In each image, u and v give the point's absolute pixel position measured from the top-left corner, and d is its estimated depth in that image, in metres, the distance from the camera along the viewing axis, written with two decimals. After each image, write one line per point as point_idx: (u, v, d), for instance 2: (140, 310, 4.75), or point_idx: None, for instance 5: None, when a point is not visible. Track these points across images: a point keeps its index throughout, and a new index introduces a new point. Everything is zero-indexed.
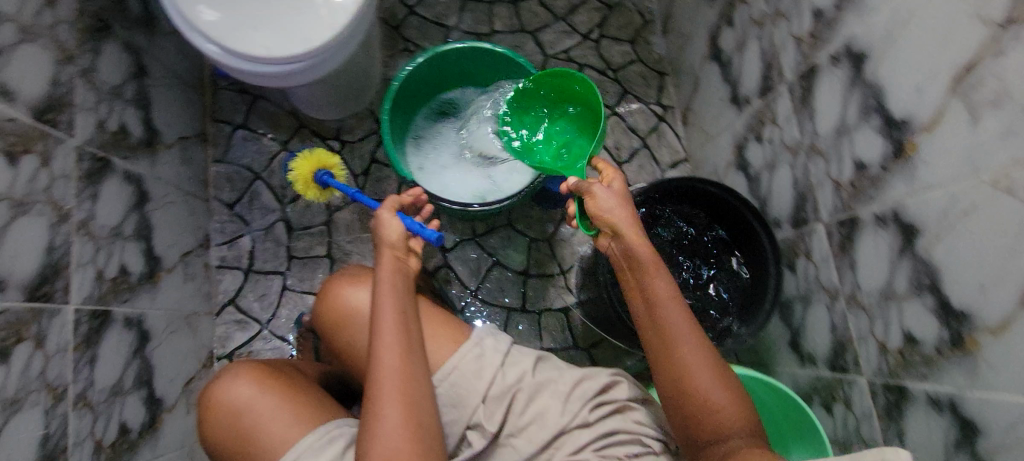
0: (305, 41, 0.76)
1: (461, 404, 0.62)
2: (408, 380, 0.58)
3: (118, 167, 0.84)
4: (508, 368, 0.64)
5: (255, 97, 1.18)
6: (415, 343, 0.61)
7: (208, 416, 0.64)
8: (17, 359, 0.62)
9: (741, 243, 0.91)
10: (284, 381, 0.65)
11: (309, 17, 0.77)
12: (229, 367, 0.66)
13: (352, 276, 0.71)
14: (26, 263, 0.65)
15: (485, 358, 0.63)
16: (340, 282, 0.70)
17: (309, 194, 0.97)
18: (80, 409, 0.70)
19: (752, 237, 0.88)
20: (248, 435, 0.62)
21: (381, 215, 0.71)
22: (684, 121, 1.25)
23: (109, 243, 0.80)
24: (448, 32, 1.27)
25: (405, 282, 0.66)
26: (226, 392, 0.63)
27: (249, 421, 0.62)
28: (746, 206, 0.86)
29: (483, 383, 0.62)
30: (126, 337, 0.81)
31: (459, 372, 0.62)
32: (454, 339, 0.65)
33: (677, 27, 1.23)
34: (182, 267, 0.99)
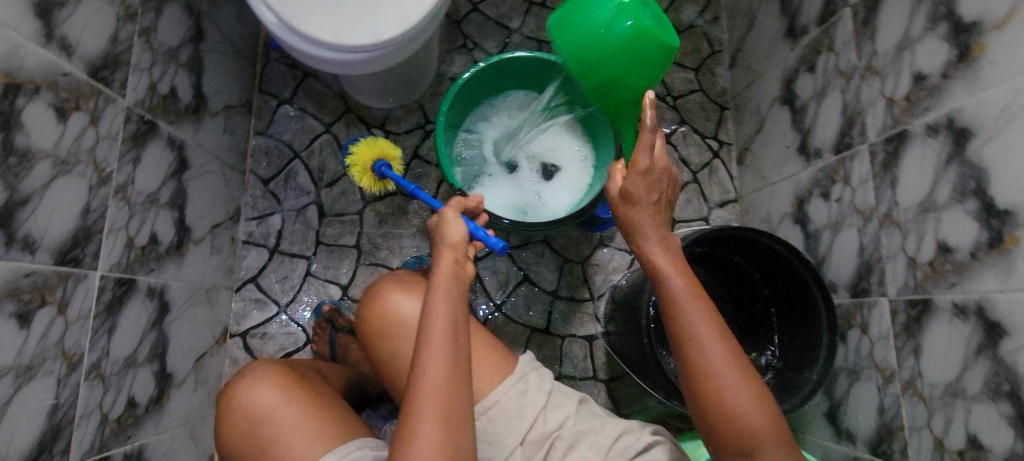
0: (371, 34, 0.72)
1: (497, 443, 0.59)
2: (450, 395, 0.54)
3: (163, 132, 0.81)
4: (551, 411, 0.60)
5: (304, 74, 1.15)
6: (462, 361, 0.56)
7: (228, 413, 0.63)
8: (37, 324, 0.59)
9: (786, 294, 0.85)
10: (311, 390, 0.65)
11: (378, 8, 0.73)
12: (255, 367, 0.66)
13: (403, 282, 0.69)
14: (60, 224, 0.62)
15: (529, 395, 0.60)
16: (390, 287, 0.68)
17: (365, 183, 0.94)
18: (92, 380, 0.67)
19: (801, 290, 0.81)
20: (269, 445, 0.61)
21: (443, 214, 0.67)
22: (740, 161, 1.20)
23: (144, 210, 0.77)
24: (509, 34, 1.23)
25: (460, 287, 0.62)
26: (251, 392, 0.63)
27: (271, 426, 0.61)
28: (806, 267, 0.78)
29: (523, 424, 0.59)
30: (147, 307, 0.78)
31: (501, 408, 0.59)
32: (502, 368, 0.61)
33: (747, 62, 1.17)
34: (211, 239, 0.97)
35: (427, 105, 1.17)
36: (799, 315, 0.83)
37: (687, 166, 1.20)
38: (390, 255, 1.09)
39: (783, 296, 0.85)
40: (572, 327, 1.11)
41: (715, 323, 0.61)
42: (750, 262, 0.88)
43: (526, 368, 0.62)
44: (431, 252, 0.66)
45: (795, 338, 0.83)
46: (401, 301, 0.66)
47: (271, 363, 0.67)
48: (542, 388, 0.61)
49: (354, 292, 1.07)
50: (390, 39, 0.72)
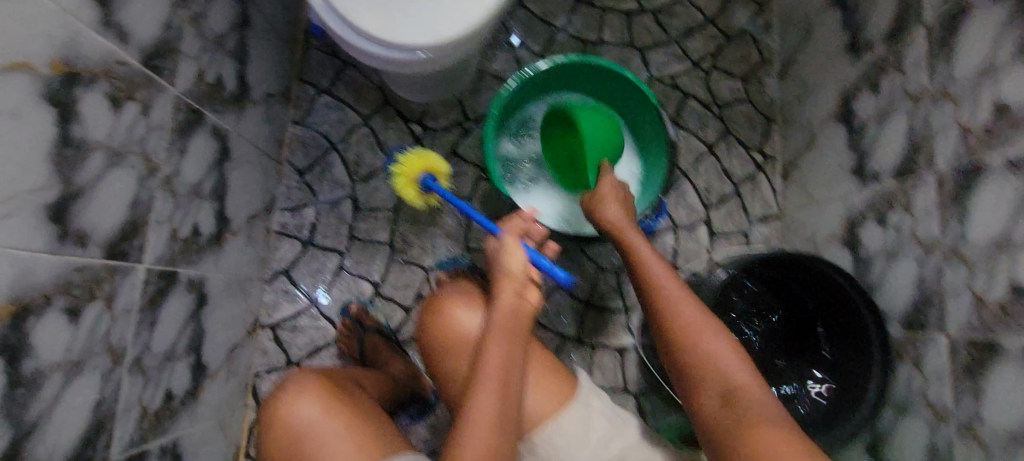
0: (418, 36, 0.70)
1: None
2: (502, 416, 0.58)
3: (208, 122, 0.79)
4: (612, 440, 0.65)
5: (344, 64, 1.13)
6: (515, 392, 0.60)
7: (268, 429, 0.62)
8: (86, 319, 0.58)
9: (835, 322, 0.82)
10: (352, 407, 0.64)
11: (430, 10, 0.71)
12: (291, 382, 0.64)
13: (467, 295, 0.72)
14: (111, 217, 0.60)
15: (592, 422, 0.64)
16: (453, 300, 0.71)
17: (411, 198, 0.97)
18: (133, 373, 0.67)
19: (853, 318, 0.79)
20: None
21: (505, 242, 0.69)
22: (785, 176, 1.16)
23: (188, 201, 0.76)
24: (554, 32, 1.19)
25: (519, 311, 0.65)
26: (294, 409, 0.61)
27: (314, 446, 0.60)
28: (861, 296, 0.77)
29: (586, 452, 0.63)
30: (187, 300, 0.77)
31: (568, 431, 0.63)
32: (564, 394, 0.65)
33: (800, 74, 1.13)
34: (247, 230, 0.96)
35: (466, 102, 1.14)
36: (847, 344, 0.80)
37: (731, 178, 1.16)
38: (423, 254, 1.07)
39: (831, 323, 0.83)
40: (601, 337, 1.09)
41: (693, 301, 0.69)
42: (796, 281, 0.85)
43: (589, 393, 0.67)
44: (493, 277, 0.69)
45: (840, 368, 0.81)
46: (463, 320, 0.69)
47: (310, 373, 0.66)
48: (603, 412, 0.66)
49: (385, 289, 1.06)
50: (437, 44, 0.70)
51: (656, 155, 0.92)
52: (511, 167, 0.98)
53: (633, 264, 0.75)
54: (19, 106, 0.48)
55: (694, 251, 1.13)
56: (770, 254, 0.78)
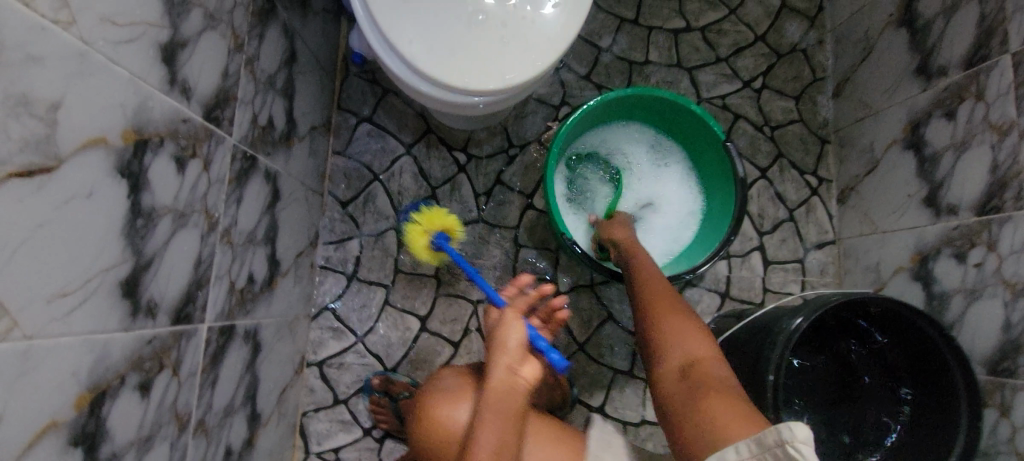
0: (472, 80, 0.68)
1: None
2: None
3: (262, 166, 0.77)
4: None
5: (385, 90, 1.09)
6: None
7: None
8: (156, 390, 0.56)
9: (918, 364, 0.78)
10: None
11: (485, 53, 0.69)
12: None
13: (454, 392, 0.74)
14: (177, 281, 0.58)
15: None
16: (440, 402, 0.73)
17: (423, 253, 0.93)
18: (197, 436, 0.64)
19: (938, 361, 0.75)
20: None
21: (505, 318, 0.67)
22: (841, 200, 1.12)
23: (243, 250, 0.73)
24: (599, 53, 1.15)
25: (509, 401, 0.63)
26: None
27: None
28: (944, 341, 0.74)
29: None
30: (243, 351, 0.75)
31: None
32: None
33: (857, 95, 1.09)
34: (295, 269, 0.93)
35: (510, 128, 1.11)
36: (931, 387, 0.77)
37: (784, 203, 1.12)
38: (470, 287, 1.05)
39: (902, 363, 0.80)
40: None
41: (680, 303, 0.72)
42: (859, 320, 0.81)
43: (599, 453, 0.71)
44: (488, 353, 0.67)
45: (923, 412, 0.77)
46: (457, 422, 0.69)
47: None
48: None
49: (432, 324, 1.03)
50: (492, 89, 0.69)
51: (720, 188, 0.90)
52: (566, 200, 0.94)
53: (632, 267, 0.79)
54: (95, 184, 0.45)
55: (748, 279, 1.09)
56: (856, 297, 0.75)
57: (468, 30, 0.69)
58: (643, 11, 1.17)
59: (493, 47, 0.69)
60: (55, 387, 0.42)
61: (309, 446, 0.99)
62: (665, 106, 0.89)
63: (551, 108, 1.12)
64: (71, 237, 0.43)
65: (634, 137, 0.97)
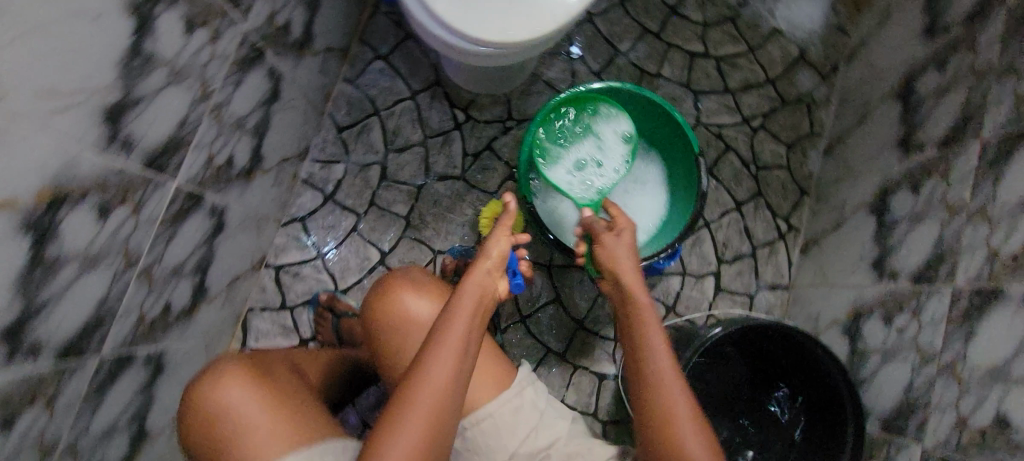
0: (480, 29, 0.73)
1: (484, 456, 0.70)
2: (439, 418, 0.61)
3: (267, 62, 0.82)
4: (542, 432, 0.71)
5: (407, 36, 1.15)
6: (466, 372, 0.65)
7: (191, 418, 0.69)
8: (112, 219, 0.61)
9: (819, 401, 0.83)
10: (276, 393, 0.71)
11: (499, 8, 0.74)
12: (214, 375, 0.70)
13: (419, 285, 0.79)
14: (159, 131, 0.63)
15: (521, 413, 0.71)
16: (406, 287, 0.78)
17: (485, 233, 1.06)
18: (140, 280, 0.69)
19: (836, 403, 0.80)
20: (229, 436, 0.67)
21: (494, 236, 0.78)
22: (803, 250, 1.16)
23: (230, 132, 0.79)
24: (615, 54, 1.20)
25: (484, 295, 0.72)
26: (219, 393, 0.68)
27: (242, 444, 0.67)
28: (845, 383, 0.78)
29: (515, 441, 0.69)
30: (204, 224, 0.80)
31: (504, 418, 0.70)
32: (500, 381, 0.73)
33: (844, 156, 1.13)
34: (276, 172, 0.99)
35: (513, 101, 1.16)
36: (822, 423, 0.83)
37: (751, 239, 1.17)
38: (435, 236, 1.10)
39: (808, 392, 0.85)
40: (583, 359, 1.10)
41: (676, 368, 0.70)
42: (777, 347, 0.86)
43: (524, 385, 0.74)
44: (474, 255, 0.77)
45: (809, 443, 0.84)
46: (413, 305, 0.77)
47: (234, 357, 0.74)
48: (537, 404, 0.73)
49: (391, 260, 1.09)
50: (490, 42, 0.73)
51: (684, 202, 0.95)
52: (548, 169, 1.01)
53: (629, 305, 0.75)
54: (104, 9, 0.50)
55: (696, 300, 1.14)
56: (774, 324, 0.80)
57: None
58: (667, 27, 1.22)
59: (505, 6, 0.74)
60: (22, 171, 0.48)
61: (247, 339, 1.04)
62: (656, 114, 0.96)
63: (556, 93, 1.17)
64: (70, 47, 0.48)
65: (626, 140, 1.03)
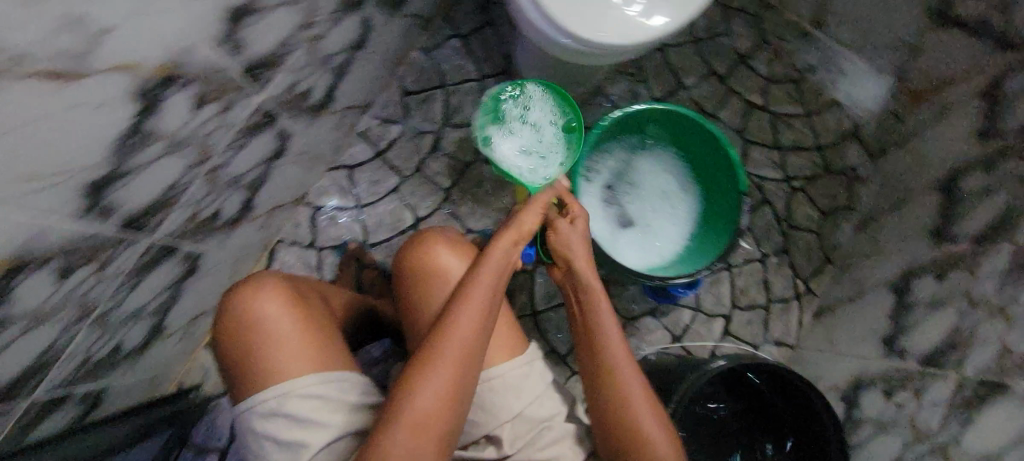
0: (575, 23, 0.80)
1: (492, 415, 0.75)
2: (461, 375, 0.68)
3: (364, 11, 0.87)
4: (544, 402, 0.77)
5: (488, 23, 1.20)
6: (487, 329, 0.72)
7: (227, 322, 0.74)
8: (204, 112, 0.65)
9: (804, 440, 0.87)
10: (305, 318, 0.76)
11: (596, 9, 0.81)
12: (259, 288, 0.75)
13: (452, 243, 0.85)
14: (263, 44, 0.67)
15: (528, 379, 0.77)
16: (439, 243, 0.84)
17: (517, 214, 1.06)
18: (205, 178, 0.73)
19: (820, 448, 0.84)
20: (261, 349, 0.72)
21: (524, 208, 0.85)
22: (816, 315, 1.18)
23: (317, 65, 0.83)
24: (678, 87, 1.24)
25: (504, 271, 0.78)
26: (256, 306, 0.74)
27: (273, 357, 0.72)
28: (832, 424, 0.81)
29: (519, 405, 0.75)
30: (270, 144, 0.84)
31: (515, 383, 0.76)
32: (512, 347, 0.79)
33: (875, 235, 1.16)
34: (340, 116, 1.03)
35: None
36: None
37: (768, 292, 1.19)
38: (470, 215, 1.13)
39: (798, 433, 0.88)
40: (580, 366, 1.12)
41: (633, 363, 0.77)
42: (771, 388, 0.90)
43: (533, 356, 0.80)
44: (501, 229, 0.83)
45: None
46: (444, 259, 0.82)
47: (273, 277, 0.79)
48: (542, 376, 0.78)
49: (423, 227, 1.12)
50: (581, 36, 0.80)
51: (718, 235, 0.97)
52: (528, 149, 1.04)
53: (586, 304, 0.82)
54: None
55: (703, 337, 1.16)
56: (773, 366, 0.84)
57: None
58: (734, 74, 1.26)
59: (601, 9, 0.81)
60: (152, 44, 0.51)
61: (270, 268, 1.07)
62: (710, 149, 0.97)
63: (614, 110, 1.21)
64: None
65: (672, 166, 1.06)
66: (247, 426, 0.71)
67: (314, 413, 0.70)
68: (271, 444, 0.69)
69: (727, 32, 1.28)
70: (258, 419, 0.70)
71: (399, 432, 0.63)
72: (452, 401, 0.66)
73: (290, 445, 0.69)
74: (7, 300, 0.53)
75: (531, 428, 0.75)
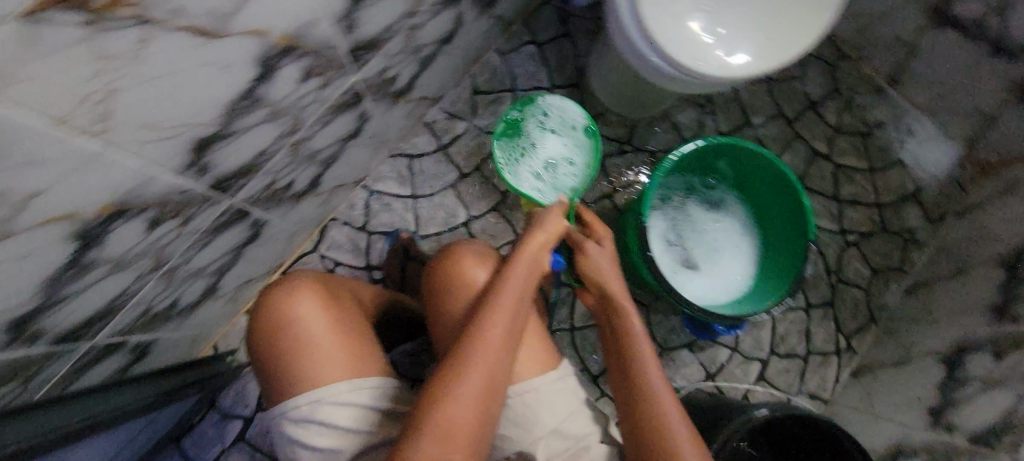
0: (675, 49, 0.80)
1: (526, 430, 0.70)
2: (492, 379, 0.61)
3: (460, 7, 0.88)
4: (577, 420, 0.71)
5: (566, 34, 1.20)
6: (515, 341, 0.65)
7: (259, 318, 0.71)
8: (306, 86, 0.65)
9: None
10: (340, 321, 0.71)
11: (696, 40, 0.81)
12: (290, 284, 0.72)
13: (478, 252, 0.79)
14: (371, 27, 0.68)
15: (562, 394, 0.72)
16: (465, 251, 0.78)
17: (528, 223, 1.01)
18: (290, 150, 0.73)
19: None
20: (292, 347, 0.68)
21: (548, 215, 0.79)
22: (854, 374, 1.16)
23: (408, 54, 0.83)
24: (745, 124, 1.23)
25: (532, 279, 0.71)
26: (292, 308, 0.69)
27: (309, 363, 0.67)
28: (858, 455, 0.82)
29: (553, 420, 0.70)
30: (350, 124, 0.85)
31: (548, 397, 0.71)
32: (545, 363, 0.74)
33: (927, 301, 1.13)
34: (413, 106, 1.03)
35: (636, 129, 1.20)
36: None
37: (808, 343, 1.17)
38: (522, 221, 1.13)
39: None
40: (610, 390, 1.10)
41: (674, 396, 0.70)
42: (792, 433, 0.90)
43: (565, 373, 0.74)
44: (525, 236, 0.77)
45: None
46: (469, 267, 0.75)
47: (306, 276, 0.75)
48: (575, 393, 0.73)
49: (474, 227, 1.12)
50: (679, 63, 0.80)
51: (777, 283, 0.94)
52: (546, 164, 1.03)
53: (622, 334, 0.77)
54: None
55: (737, 378, 1.14)
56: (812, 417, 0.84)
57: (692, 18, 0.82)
58: (802, 119, 1.25)
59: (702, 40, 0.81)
60: (285, 12, 0.52)
61: (320, 244, 1.08)
62: (781, 197, 0.96)
63: (678, 137, 1.21)
64: None
65: (738, 212, 1.05)
66: (280, 431, 0.67)
67: (350, 422, 0.65)
68: (306, 451, 0.66)
69: (801, 77, 1.27)
70: (292, 425, 0.66)
71: (427, 438, 0.56)
72: (478, 414, 0.59)
73: (326, 453, 0.65)
74: (102, 242, 0.54)
75: (568, 447, 0.70)
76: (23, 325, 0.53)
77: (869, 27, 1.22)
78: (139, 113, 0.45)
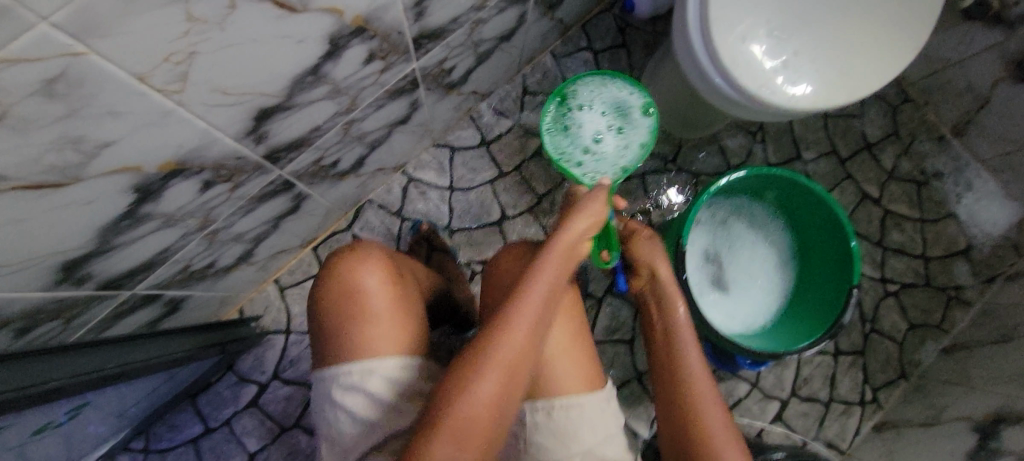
0: (740, 72, 0.79)
1: (563, 445, 0.69)
2: (511, 377, 0.61)
3: (526, 5, 0.87)
4: (612, 442, 0.71)
5: (623, 45, 1.19)
6: (537, 338, 0.63)
7: (325, 284, 0.72)
8: (368, 68, 0.65)
9: None
10: (402, 298, 0.72)
11: (763, 65, 0.80)
12: (362, 258, 0.73)
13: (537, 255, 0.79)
14: (439, 17, 0.68)
15: (602, 416, 0.71)
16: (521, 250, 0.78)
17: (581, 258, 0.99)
18: (341, 130, 0.74)
19: None
20: (353, 316, 0.69)
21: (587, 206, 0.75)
22: (876, 428, 1.12)
23: (469, 46, 0.83)
24: (796, 158, 1.21)
25: (564, 275, 0.69)
26: (361, 280, 0.70)
27: (364, 332, 0.68)
28: None
29: (590, 441, 0.69)
30: (402, 110, 0.85)
31: (591, 417, 0.70)
32: (589, 381, 0.73)
33: (963, 366, 1.08)
34: (463, 98, 1.03)
35: (683, 149, 1.18)
36: None
37: (833, 389, 1.13)
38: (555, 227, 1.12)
39: None
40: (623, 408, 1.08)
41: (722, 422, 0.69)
42: None
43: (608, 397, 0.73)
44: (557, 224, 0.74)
45: None
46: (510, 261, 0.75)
47: (375, 251, 0.76)
48: (614, 416, 0.73)
49: (507, 226, 1.11)
50: (742, 86, 0.79)
51: (812, 325, 0.92)
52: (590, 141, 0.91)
53: (671, 354, 0.75)
54: None
55: (753, 415, 1.11)
56: None
57: (763, 41, 0.80)
58: (855, 159, 1.22)
59: (769, 65, 0.80)
60: None
61: (354, 224, 1.09)
62: (829, 239, 0.93)
63: (725, 162, 1.18)
64: None
65: (780, 245, 1.02)
66: (327, 394, 0.68)
67: (396, 401, 0.66)
68: (347, 420, 0.66)
69: (860, 115, 1.23)
70: (339, 391, 0.67)
71: (439, 437, 0.56)
72: (495, 410, 0.59)
73: (365, 425, 0.66)
74: (157, 198, 0.55)
75: None
76: (74, 268, 0.55)
77: (941, 72, 1.17)
78: (213, 78, 0.46)
